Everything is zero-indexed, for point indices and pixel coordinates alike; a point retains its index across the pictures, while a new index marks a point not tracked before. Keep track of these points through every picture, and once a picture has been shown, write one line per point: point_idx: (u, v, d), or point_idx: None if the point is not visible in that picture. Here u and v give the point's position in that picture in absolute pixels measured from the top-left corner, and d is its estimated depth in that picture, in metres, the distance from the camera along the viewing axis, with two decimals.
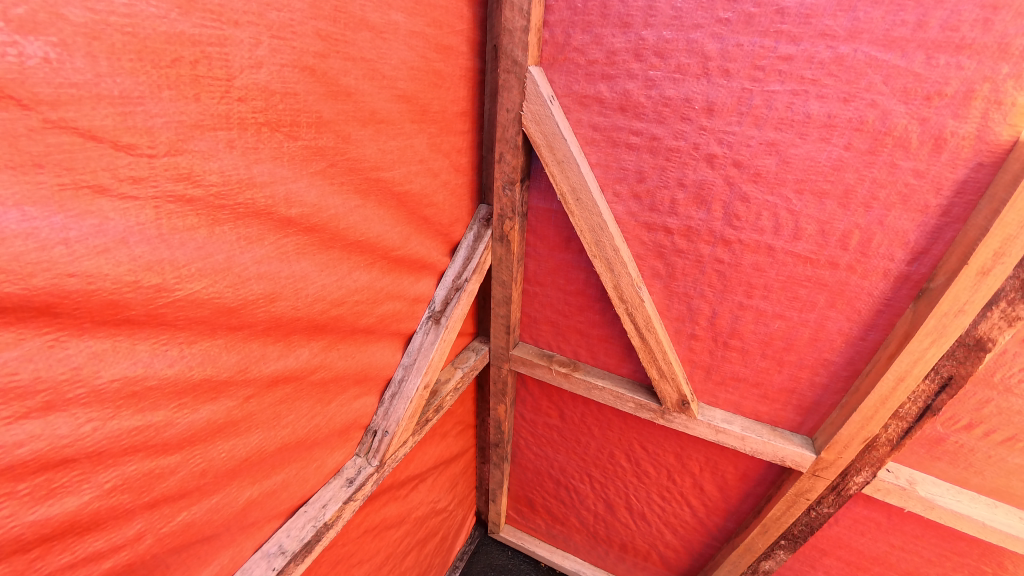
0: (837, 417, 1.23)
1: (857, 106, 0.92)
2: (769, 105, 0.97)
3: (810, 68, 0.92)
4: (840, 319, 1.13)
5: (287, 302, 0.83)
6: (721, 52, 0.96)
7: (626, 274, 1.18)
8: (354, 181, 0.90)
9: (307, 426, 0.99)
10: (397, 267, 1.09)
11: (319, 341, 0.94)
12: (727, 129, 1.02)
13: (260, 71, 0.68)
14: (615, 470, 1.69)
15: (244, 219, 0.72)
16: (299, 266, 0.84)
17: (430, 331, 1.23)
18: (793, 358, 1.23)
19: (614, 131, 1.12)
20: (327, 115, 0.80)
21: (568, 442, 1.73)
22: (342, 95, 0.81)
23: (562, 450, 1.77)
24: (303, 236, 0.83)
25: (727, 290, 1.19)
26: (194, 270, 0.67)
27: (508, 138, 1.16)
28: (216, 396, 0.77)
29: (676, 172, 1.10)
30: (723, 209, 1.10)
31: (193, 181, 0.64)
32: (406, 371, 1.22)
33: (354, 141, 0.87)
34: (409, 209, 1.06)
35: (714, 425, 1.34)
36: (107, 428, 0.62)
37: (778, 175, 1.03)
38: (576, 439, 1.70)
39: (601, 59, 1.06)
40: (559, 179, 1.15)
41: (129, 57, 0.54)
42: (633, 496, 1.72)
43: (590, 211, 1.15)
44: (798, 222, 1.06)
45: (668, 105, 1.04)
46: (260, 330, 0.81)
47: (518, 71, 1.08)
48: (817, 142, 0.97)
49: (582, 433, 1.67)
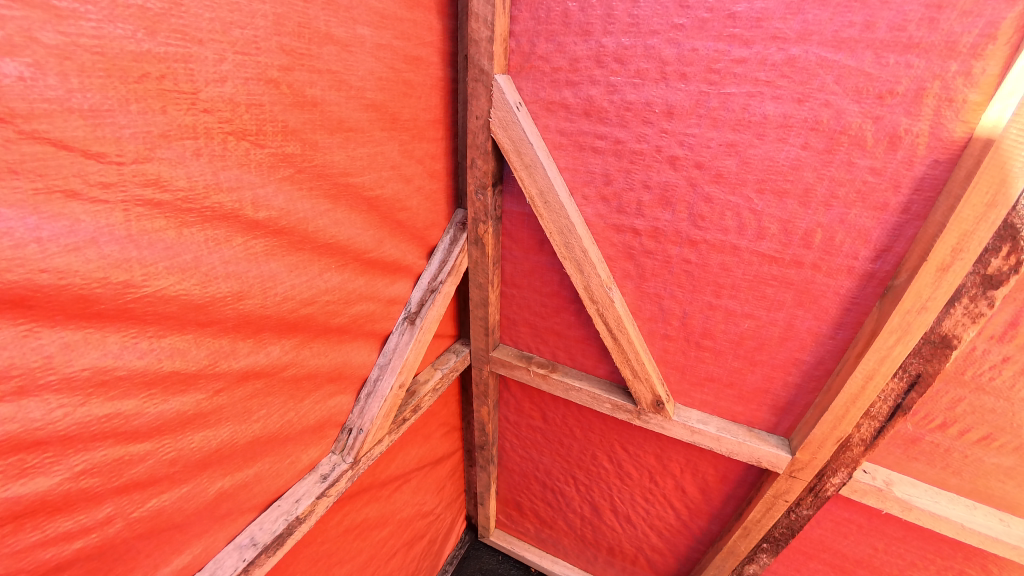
0: (811, 417, 1.24)
1: (811, 106, 0.94)
2: (726, 107, 0.99)
3: (763, 71, 0.94)
4: (808, 318, 1.14)
5: (255, 301, 0.88)
6: (678, 57, 0.99)
7: (595, 275, 1.21)
8: (323, 186, 0.95)
9: (279, 422, 1.04)
10: (370, 269, 1.14)
11: (291, 340, 0.99)
12: (688, 131, 1.04)
13: (225, 84, 0.73)
14: (599, 473, 1.70)
15: (211, 221, 0.78)
16: (268, 266, 0.89)
17: (405, 332, 1.27)
18: (764, 358, 1.24)
19: (580, 136, 1.15)
20: (293, 124, 0.85)
21: (552, 444, 1.75)
22: (308, 105, 0.86)
23: (547, 451, 1.78)
24: (271, 238, 0.88)
25: (696, 290, 1.20)
26: (161, 268, 0.73)
27: (479, 144, 1.21)
28: (185, 388, 0.82)
29: (641, 174, 1.12)
30: (688, 210, 1.12)
31: (161, 186, 0.70)
32: (381, 370, 1.26)
33: (322, 148, 0.92)
34: (381, 214, 1.11)
35: (690, 426, 1.35)
36: (77, 414, 0.68)
37: (739, 175, 1.04)
38: (559, 441, 1.71)
39: (565, 66, 1.10)
40: (527, 183, 1.19)
41: (99, 75, 0.60)
42: (618, 498, 1.73)
43: (558, 213, 1.18)
44: (760, 222, 1.07)
45: (630, 109, 1.07)
46: (230, 327, 0.86)
47: (485, 79, 1.13)
48: (775, 143, 0.99)
49: (565, 435, 1.68)
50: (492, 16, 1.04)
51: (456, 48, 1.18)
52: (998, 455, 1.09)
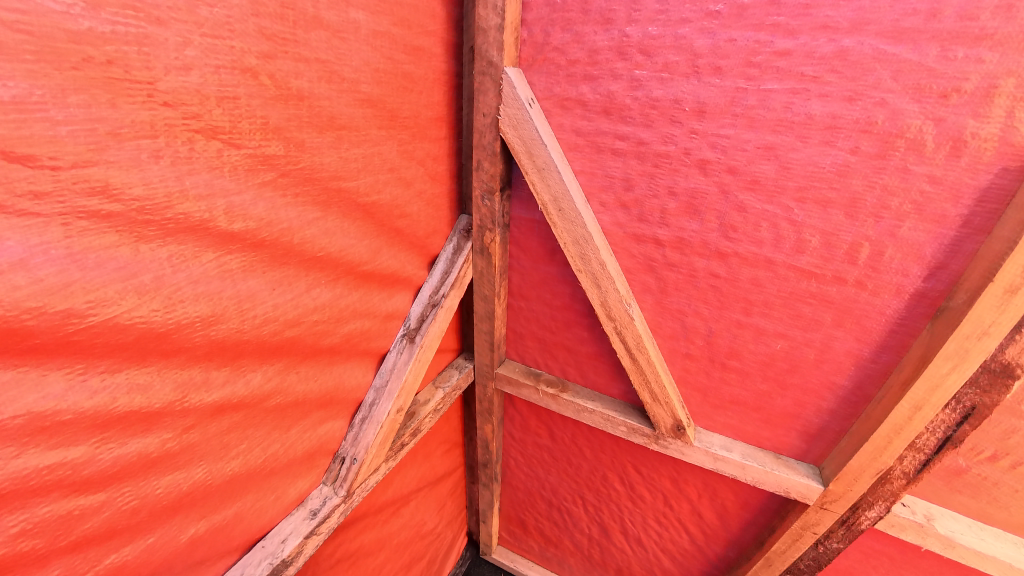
0: (845, 445, 1.14)
1: (864, 105, 0.83)
2: (765, 105, 0.88)
3: (809, 65, 0.83)
4: (847, 340, 1.04)
5: (231, 325, 0.76)
6: (711, 49, 0.87)
7: (614, 289, 1.10)
8: (312, 192, 0.83)
9: (262, 455, 0.92)
10: (365, 282, 1.02)
11: (274, 365, 0.88)
12: (721, 132, 0.93)
13: (190, 73, 0.61)
14: (609, 494, 1.60)
15: (175, 235, 0.66)
16: (246, 284, 0.77)
17: (404, 351, 1.16)
18: (796, 381, 1.13)
19: (598, 136, 1.04)
20: (276, 120, 0.73)
21: (559, 463, 1.64)
22: (293, 99, 0.74)
23: (554, 470, 1.68)
24: (249, 252, 0.76)
25: (723, 307, 1.10)
26: (112, 292, 0.61)
27: (486, 144, 1.09)
28: (148, 427, 0.70)
29: (666, 180, 1.01)
30: (718, 220, 1.01)
31: (110, 195, 0.58)
32: (377, 393, 1.15)
33: (309, 148, 0.80)
34: (378, 221, 0.99)
35: (712, 453, 1.25)
36: (10, 468, 0.56)
37: (777, 182, 0.94)
38: (567, 460, 1.61)
39: (583, 59, 0.98)
40: (540, 188, 1.07)
41: (26, 58, 0.48)
42: (628, 521, 1.63)
43: (573, 222, 1.07)
44: (799, 233, 0.97)
45: (656, 107, 0.96)
46: (200, 355, 0.74)
47: (494, 72, 1.01)
48: (819, 146, 0.88)
49: (573, 454, 1.58)
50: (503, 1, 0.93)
51: (461, 38, 1.06)
52: None
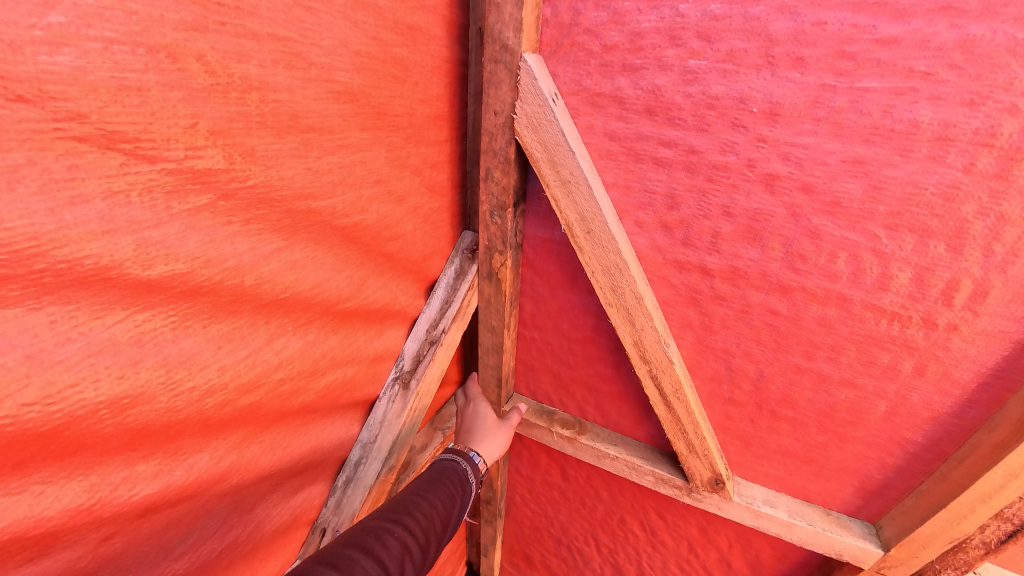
0: (912, 506, 0.99)
1: (988, 111, 0.63)
2: (856, 109, 0.68)
3: (923, 57, 0.63)
4: (929, 392, 0.87)
5: (157, 403, 0.56)
6: (793, 34, 0.67)
7: (651, 329, 0.91)
8: (272, 217, 0.62)
9: (217, 547, 0.73)
10: (347, 322, 0.81)
11: (227, 439, 0.68)
12: (797, 141, 0.73)
13: (63, 52, 0.39)
14: (626, 539, 1.43)
15: (58, 291, 0.45)
16: (178, 346, 0.57)
17: (397, 399, 0.96)
18: (860, 434, 0.96)
19: (637, 142, 0.84)
20: (213, 123, 0.51)
21: (571, 503, 1.48)
22: (235, 93, 0.52)
23: (564, 509, 1.51)
24: (182, 304, 0.56)
25: (780, 349, 0.93)
26: None
27: (498, 150, 0.89)
28: (39, 554, 0.51)
29: (721, 198, 0.82)
30: (783, 248, 0.82)
31: None
32: (364, 449, 0.95)
33: (264, 159, 0.58)
34: (362, 246, 0.78)
35: (755, 510, 1.09)
36: None
37: (864, 205, 0.74)
38: (580, 501, 1.45)
39: (623, 44, 0.77)
40: (564, 205, 0.88)
41: None
42: (647, 566, 1.46)
43: (605, 247, 0.87)
44: (885, 268, 0.78)
45: (714, 108, 0.76)
46: (115, 447, 0.54)
47: (509, 60, 0.80)
48: (923, 162, 0.69)
49: (588, 495, 1.41)
50: None
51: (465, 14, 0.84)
52: None
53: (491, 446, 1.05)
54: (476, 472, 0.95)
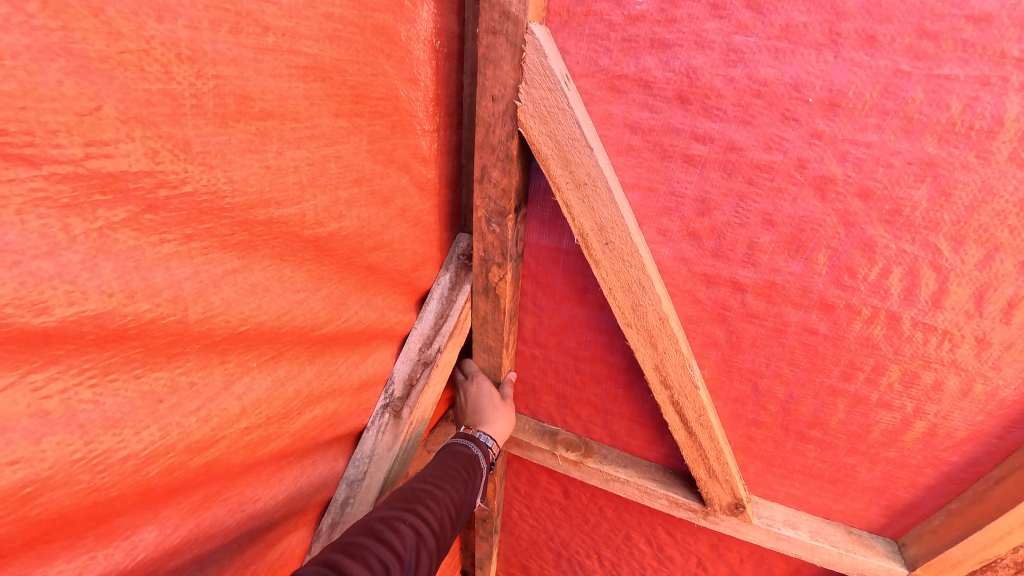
0: (942, 527, 0.93)
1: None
2: (933, 100, 0.58)
3: (1021, 38, 0.52)
4: (971, 415, 0.80)
5: (74, 488, 0.42)
6: (866, 6, 0.56)
7: (676, 352, 0.81)
8: (224, 231, 0.47)
9: None
10: (325, 349, 0.68)
11: (179, 508, 0.54)
12: (859, 137, 0.63)
13: None
14: (631, 555, 1.35)
15: None
16: (95, 410, 0.42)
17: (387, 429, 0.83)
18: (894, 455, 0.89)
19: (666, 136, 0.72)
20: (115, 111, 0.36)
21: (572, 519, 1.40)
22: (161, 63, 0.38)
23: (565, 525, 1.43)
24: (96, 355, 0.41)
25: (816, 370, 0.84)
26: None
27: (497, 145, 0.75)
28: None
29: (762, 203, 0.71)
30: (831, 261, 0.72)
31: None
32: (351, 488, 0.82)
33: (203, 158, 0.43)
34: (341, 260, 0.65)
35: (775, 533, 1.03)
36: None
37: (928, 214, 0.65)
38: (583, 518, 1.37)
39: (653, 14, 0.65)
40: (579, 213, 0.75)
41: None
42: None
43: (626, 261, 0.76)
44: (943, 283, 0.69)
45: (761, 95, 0.64)
46: (16, 550, 0.40)
47: (512, 31, 0.66)
48: (999, 166, 0.59)
49: (591, 513, 1.34)
50: None
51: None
52: None
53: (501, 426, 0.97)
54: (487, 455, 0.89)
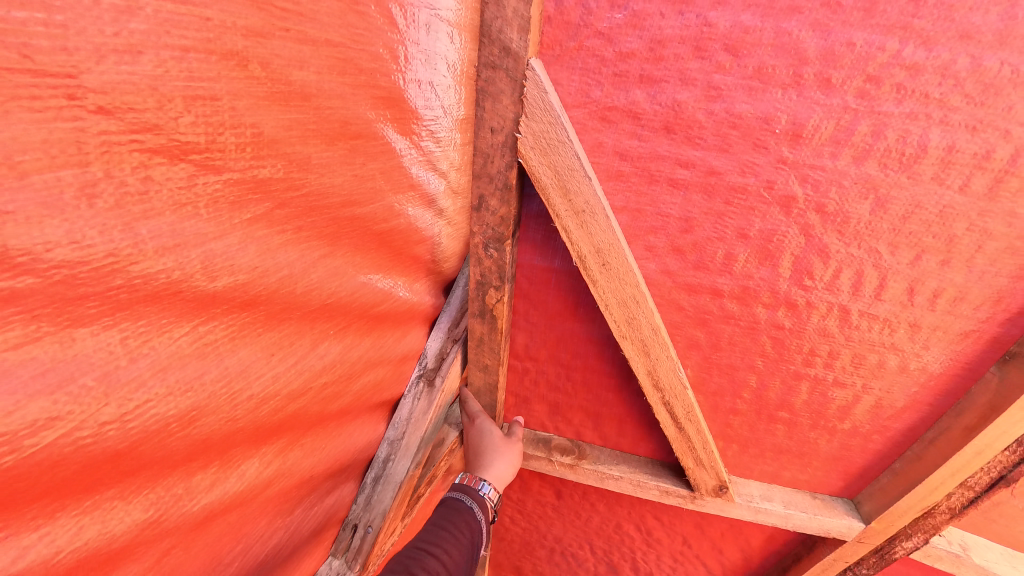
0: (890, 485, 1.11)
1: (985, 137, 0.71)
2: (877, 132, 0.75)
3: (940, 84, 0.69)
4: (911, 387, 0.99)
5: (218, 416, 0.55)
6: (823, 53, 0.71)
7: (666, 359, 0.99)
8: (319, 224, 0.61)
9: (262, 551, 0.74)
10: (378, 324, 0.82)
11: (273, 447, 0.67)
12: (816, 163, 0.79)
13: (139, 61, 0.37)
14: (621, 542, 1.53)
15: (130, 308, 0.44)
16: (234, 359, 0.55)
17: (421, 396, 0.97)
18: (847, 428, 1.08)
19: (653, 162, 0.86)
20: (269, 131, 0.50)
21: (565, 517, 1.57)
22: (293, 99, 0.51)
23: (557, 524, 1.60)
24: (238, 315, 0.54)
25: (783, 360, 1.01)
26: (30, 417, 0.39)
27: (495, 174, 0.87)
28: (108, 570, 0.52)
29: (738, 220, 0.88)
30: (793, 267, 0.89)
31: (14, 269, 0.35)
32: (391, 447, 0.96)
33: (315, 167, 0.57)
34: (394, 249, 0.79)
35: (754, 507, 1.18)
36: None
37: (871, 225, 0.82)
38: (575, 514, 1.54)
39: (642, 51, 0.78)
40: (578, 236, 0.90)
41: None
42: (641, 564, 1.56)
43: (621, 278, 0.92)
44: (884, 280, 0.86)
45: (737, 126, 0.80)
46: (178, 462, 0.54)
47: (511, 66, 0.76)
48: (928, 185, 0.77)
49: (583, 509, 1.51)
50: None
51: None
52: None
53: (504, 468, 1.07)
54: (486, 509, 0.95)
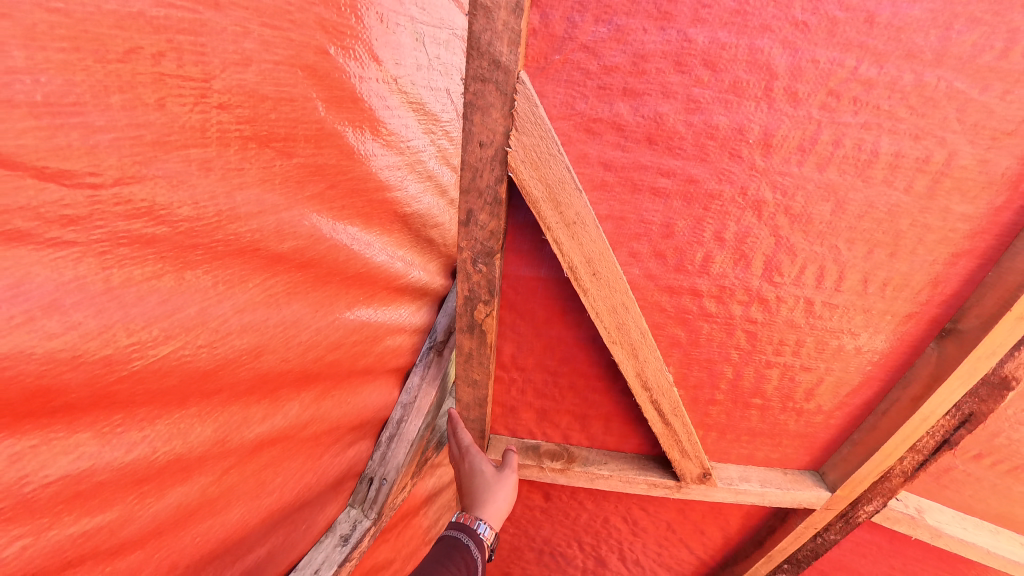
0: (851, 454, 1.23)
1: (926, 144, 0.86)
2: (836, 141, 0.88)
3: (887, 98, 0.83)
4: (866, 364, 1.12)
5: (277, 355, 0.68)
6: (791, 70, 0.83)
7: (654, 359, 1.10)
8: (356, 205, 0.75)
9: (296, 488, 0.86)
10: (398, 296, 0.96)
11: (310, 392, 0.80)
12: (785, 170, 0.92)
13: (247, 70, 0.52)
14: (609, 534, 1.64)
15: (222, 258, 0.56)
16: (290, 310, 0.68)
17: (432, 365, 1.13)
18: (812, 408, 1.20)
19: (636, 172, 0.95)
20: (328, 125, 0.65)
21: (554, 517, 1.65)
22: (347, 101, 0.68)
23: (546, 525, 1.68)
24: (295, 274, 0.68)
25: (756, 350, 1.13)
26: (156, 332, 0.51)
27: (486, 187, 0.91)
28: (187, 476, 0.63)
29: (716, 223, 0.98)
30: (764, 266, 1.02)
31: (155, 217, 0.48)
32: (404, 410, 1.10)
33: (359, 157, 0.72)
34: (415, 232, 0.94)
35: (735, 489, 1.29)
36: (42, 541, 0.49)
37: (831, 223, 0.96)
38: (564, 513, 1.63)
39: (626, 65, 0.86)
40: (569, 246, 0.99)
41: (60, 46, 0.38)
42: (628, 548, 1.66)
43: (609, 286, 1.02)
44: (843, 273, 1.00)
45: (714, 136, 0.90)
46: (242, 391, 0.66)
47: (501, 80, 0.83)
48: (880, 186, 0.91)
49: (571, 507, 1.60)
50: None
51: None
52: None
53: (497, 510, 1.07)
54: (483, 550, 0.96)
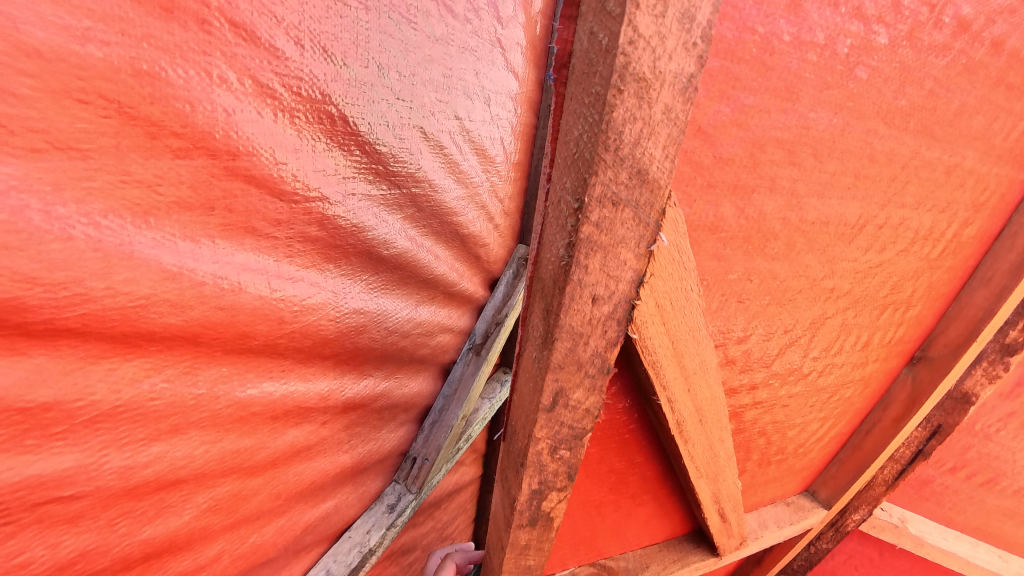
0: (838, 472, 1.31)
1: (946, 217, 0.96)
2: (892, 222, 0.91)
3: (931, 178, 0.89)
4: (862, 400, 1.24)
5: (369, 335, 0.89)
6: (879, 157, 0.80)
7: (734, 481, 0.99)
8: (433, 225, 0.98)
9: (361, 452, 1.04)
10: (450, 301, 1.17)
11: (383, 370, 1.00)
12: (851, 256, 0.90)
13: (383, 126, 0.75)
14: None
15: (350, 257, 0.78)
16: (382, 300, 0.90)
17: (470, 362, 1.32)
18: (814, 452, 1.28)
19: (731, 281, 0.81)
20: (426, 166, 0.88)
21: None
22: (438, 149, 0.90)
23: None
24: (390, 274, 0.90)
25: (792, 418, 1.13)
26: (310, 304, 0.73)
27: (589, 358, 0.62)
28: (300, 420, 0.82)
29: (784, 317, 0.92)
30: (812, 346, 1.01)
31: (321, 224, 0.71)
32: (446, 400, 1.29)
33: (440, 189, 0.95)
34: (468, 249, 1.16)
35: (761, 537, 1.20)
36: (216, 449, 0.68)
37: (873, 292, 1.00)
38: None
39: (742, 157, 0.69)
40: (680, 399, 0.78)
41: (293, 115, 0.62)
42: None
43: (713, 425, 0.87)
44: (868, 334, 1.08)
45: (804, 230, 0.82)
46: (343, 359, 0.86)
47: (641, 199, 0.53)
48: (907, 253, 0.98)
49: None
50: (704, 45, 0.48)
51: (536, 102, 1.33)
52: (999, 496, 1.32)
53: None
54: None
